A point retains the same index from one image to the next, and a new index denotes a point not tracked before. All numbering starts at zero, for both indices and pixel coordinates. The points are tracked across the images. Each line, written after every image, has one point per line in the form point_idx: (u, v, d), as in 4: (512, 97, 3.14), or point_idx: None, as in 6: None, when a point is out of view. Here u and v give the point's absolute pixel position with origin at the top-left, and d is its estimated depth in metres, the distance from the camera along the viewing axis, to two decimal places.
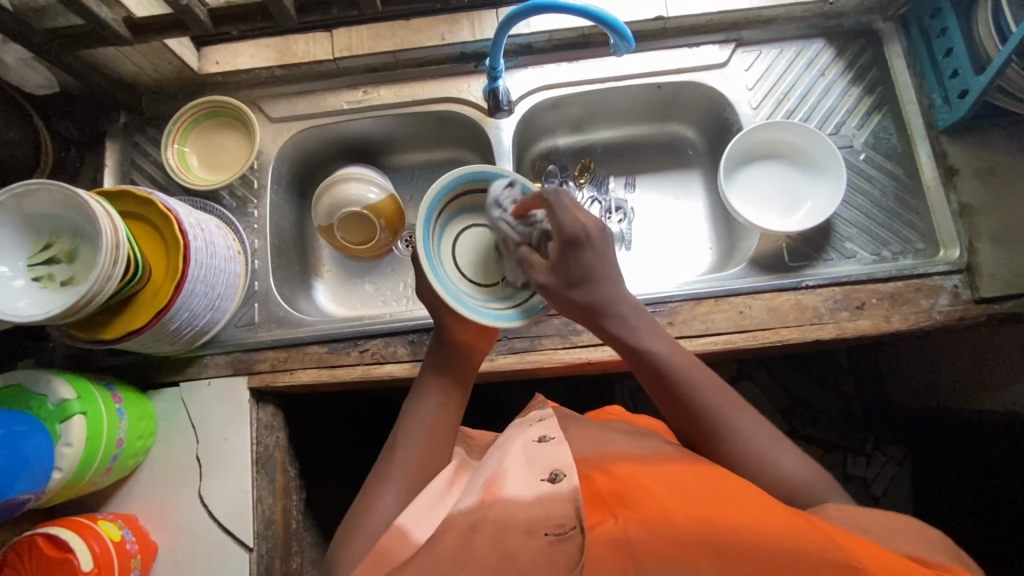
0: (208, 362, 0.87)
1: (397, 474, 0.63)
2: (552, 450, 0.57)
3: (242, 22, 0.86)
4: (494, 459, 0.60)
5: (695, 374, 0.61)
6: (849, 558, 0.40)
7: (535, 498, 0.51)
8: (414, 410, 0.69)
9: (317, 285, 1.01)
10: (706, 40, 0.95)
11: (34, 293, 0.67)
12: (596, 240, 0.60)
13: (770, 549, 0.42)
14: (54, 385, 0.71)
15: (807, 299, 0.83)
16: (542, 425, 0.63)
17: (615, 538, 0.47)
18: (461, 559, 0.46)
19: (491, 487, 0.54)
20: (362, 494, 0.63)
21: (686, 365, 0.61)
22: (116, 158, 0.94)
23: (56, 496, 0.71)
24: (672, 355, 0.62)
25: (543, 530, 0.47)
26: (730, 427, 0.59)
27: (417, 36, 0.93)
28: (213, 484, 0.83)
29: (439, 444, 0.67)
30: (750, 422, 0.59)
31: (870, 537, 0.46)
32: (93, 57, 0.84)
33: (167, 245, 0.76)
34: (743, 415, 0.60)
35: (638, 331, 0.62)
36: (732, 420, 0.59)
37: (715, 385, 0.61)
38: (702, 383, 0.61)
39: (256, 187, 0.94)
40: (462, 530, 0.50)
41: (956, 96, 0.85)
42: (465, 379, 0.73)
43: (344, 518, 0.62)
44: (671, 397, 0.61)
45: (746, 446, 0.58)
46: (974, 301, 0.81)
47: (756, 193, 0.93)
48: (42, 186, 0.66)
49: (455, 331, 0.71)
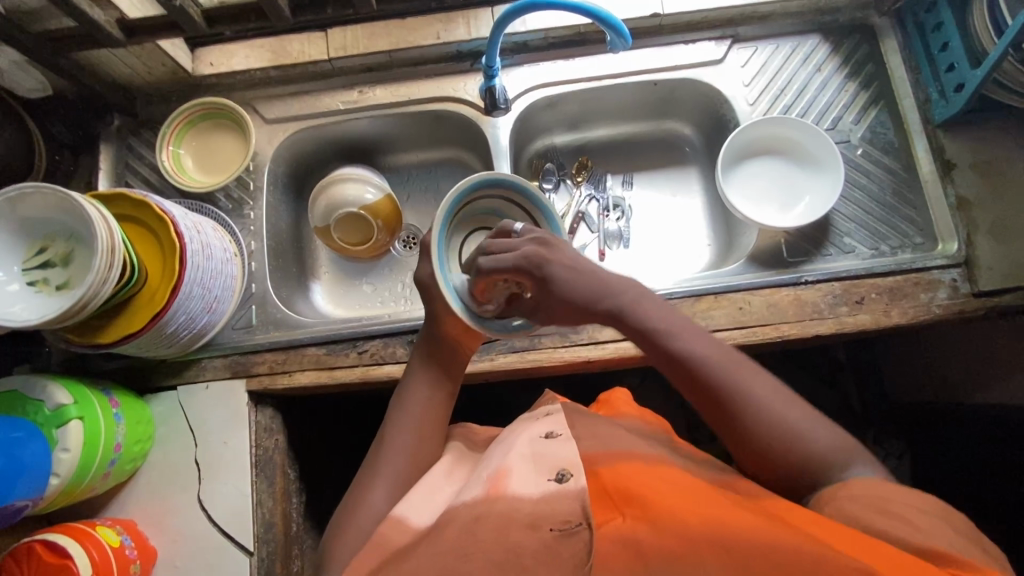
0: (205, 365, 0.86)
1: (384, 471, 0.63)
2: (558, 448, 0.55)
3: (236, 23, 0.85)
4: (499, 454, 0.58)
5: (710, 351, 0.57)
6: (859, 562, 0.41)
7: (542, 496, 0.51)
8: (400, 407, 0.68)
9: (315, 286, 1.01)
10: (701, 37, 0.95)
11: (28, 297, 0.66)
12: (552, 254, 0.60)
13: (779, 551, 0.42)
14: (51, 390, 0.70)
15: (807, 294, 0.83)
16: (551, 420, 0.62)
17: (622, 536, 0.47)
18: (463, 554, 0.46)
19: (497, 482, 0.53)
20: (352, 489, 0.63)
21: (696, 340, 0.58)
22: (110, 160, 0.94)
23: (54, 502, 0.70)
24: (678, 333, 0.58)
25: (548, 525, 0.48)
26: (755, 399, 0.55)
27: (412, 35, 0.93)
28: (212, 488, 0.82)
29: (429, 439, 0.67)
30: (774, 391, 0.56)
31: (874, 530, 0.46)
32: (86, 59, 0.84)
33: (163, 248, 0.75)
34: (765, 384, 0.56)
35: (639, 312, 0.60)
36: (758, 391, 0.55)
37: (730, 357, 0.57)
38: (718, 359, 0.57)
39: (252, 189, 0.93)
40: (463, 524, 0.49)
41: (952, 90, 0.85)
42: (452, 374, 0.72)
43: (334, 515, 0.62)
44: (689, 378, 0.57)
45: (777, 416, 0.54)
46: (973, 294, 0.81)
47: (754, 189, 0.93)
48: (37, 190, 0.65)
49: (444, 326, 0.70)
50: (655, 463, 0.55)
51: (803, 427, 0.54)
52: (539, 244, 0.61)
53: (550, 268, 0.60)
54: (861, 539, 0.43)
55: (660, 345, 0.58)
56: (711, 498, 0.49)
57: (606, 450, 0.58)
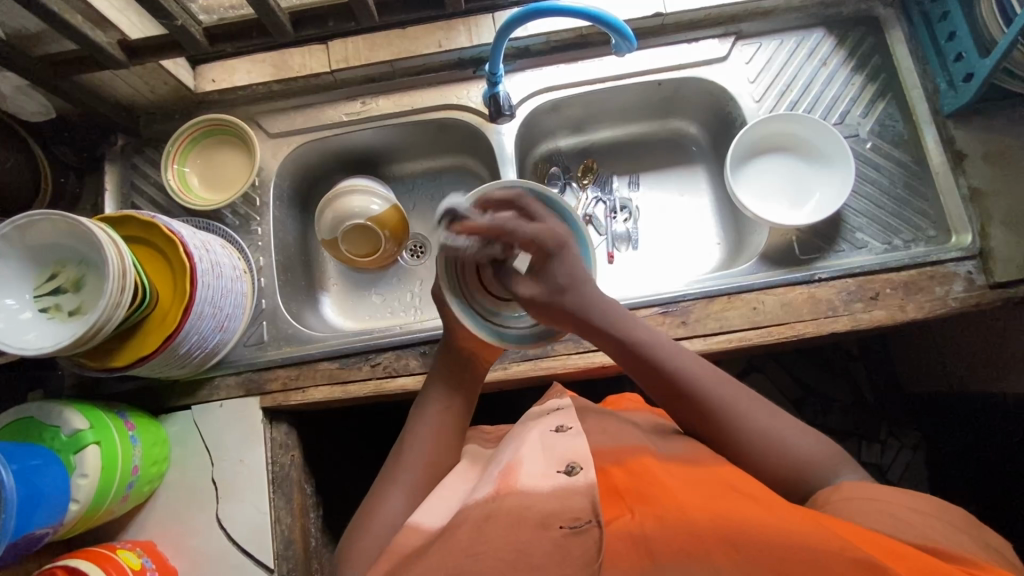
0: (220, 383, 0.86)
1: (405, 477, 0.63)
2: (568, 441, 0.56)
3: (238, 40, 0.85)
4: (511, 449, 0.59)
5: (698, 371, 0.60)
6: (871, 556, 0.39)
7: (552, 490, 0.50)
8: (421, 412, 0.69)
9: (324, 299, 1.01)
10: (706, 35, 0.94)
11: (42, 324, 0.66)
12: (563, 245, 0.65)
13: (791, 546, 0.40)
14: (68, 416, 0.70)
15: (820, 292, 0.82)
16: (562, 414, 0.62)
17: (630, 532, 0.46)
18: (471, 554, 0.45)
19: (507, 478, 0.53)
20: (370, 497, 0.63)
21: (677, 354, 0.62)
22: (116, 181, 0.93)
23: (74, 527, 0.71)
24: (662, 347, 0.62)
25: (559, 523, 0.47)
26: (723, 401, 0.58)
27: (414, 44, 0.92)
28: (231, 507, 0.82)
29: (447, 445, 0.67)
30: (748, 396, 0.59)
31: (888, 522, 0.45)
32: (88, 81, 0.83)
33: (172, 268, 0.75)
34: (734, 387, 0.60)
35: (621, 326, 0.63)
36: (738, 401, 0.59)
37: (713, 372, 0.61)
38: (716, 384, 0.59)
39: (258, 204, 0.93)
40: (476, 522, 0.49)
41: (961, 80, 0.84)
42: (472, 384, 0.73)
43: (352, 521, 0.62)
44: (674, 395, 0.60)
45: (745, 416, 0.57)
46: (989, 286, 0.80)
47: (765, 185, 0.92)
48: (47, 218, 0.65)
49: (458, 336, 0.71)
50: (667, 461, 0.55)
51: (785, 434, 0.56)
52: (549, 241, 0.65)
53: (563, 254, 0.65)
54: (880, 543, 0.41)
55: (647, 358, 0.61)
56: (725, 498, 0.48)
57: (621, 454, 0.58)
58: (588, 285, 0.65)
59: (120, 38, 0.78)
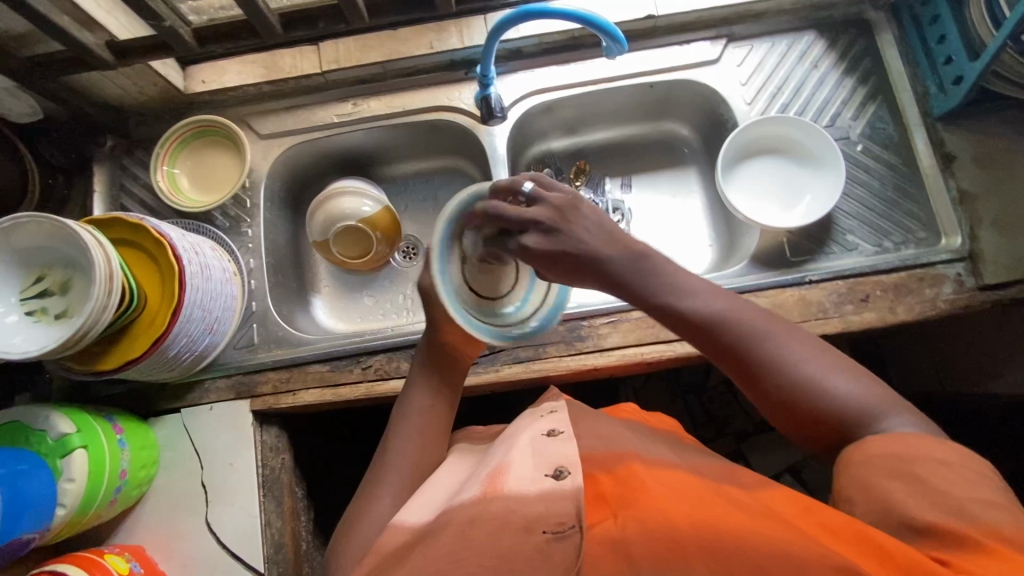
0: (209, 386, 0.86)
1: (389, 480, 0.63)
2: (559, 445, 0.55)
3: (228, 40, 0.84)
4: (501, 451, 0.59)
5: (756, 324, 0.54)
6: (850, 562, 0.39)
7: (538, 493, 0.49)
8: (404, 413, 0.68)
9: (316, 301, 1.00)
10: (697, 37, 0.94)
11: (27, 328, 0.65)
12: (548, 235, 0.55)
13: (769, 553, 0.41)
14: (54, 420, 0.70)
15: (811, 294, 0.82)
16: (554, 417, 0.62)
17: (611, 538, 0.46)
18: (457, 557, 0.45)
19: (494, 480, 0.53)
20: (356, 501, 0.63)
21: (728, 307, 0.55)
22: (105, 183, 0.93)
23: (62, 532, 0.70)
24: (710, 303, 0.55)
25: (541, 528, 0.46)
26: (767, 353, 0.52)
27: (405, 46, 0.92)
28: (221, 511, 0.81)
29: (431, 445, 0.67)
30: (814, 347, 0.53)
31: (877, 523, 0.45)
32: (75, 82, 0.83)
33: (161, 270, 0.74)
34: (785, 335, 0.53)
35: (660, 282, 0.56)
36: (805, 357, 0.52)
37: (772, 324, 0.54)
38: (778, 339, 0.53)
39: (248, 206, 0.92)
40: (461, 525, 0.48)
41: (951, 83, 0.85)
42: (454, 381, 0.72)
43: (339, 527, 0.61)
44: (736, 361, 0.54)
45: (793, 368, 0.52)
46: (978, 288, 0.80)
47: (756, 187, 0.93)
48: (32, 220, 0.64)
49: (443, 334, 0.70)
50: (657, 465, 0.54)
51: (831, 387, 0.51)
52: (540, 231, 0.55)
53: (548, 256, 0.55)
54: (857, 538, 0.42)
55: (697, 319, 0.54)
56: (711, 504, 0.48)
57: (612, 455, 0.58)
58: (596, 232, 0.56)
59: (107, 39, 0.78)
